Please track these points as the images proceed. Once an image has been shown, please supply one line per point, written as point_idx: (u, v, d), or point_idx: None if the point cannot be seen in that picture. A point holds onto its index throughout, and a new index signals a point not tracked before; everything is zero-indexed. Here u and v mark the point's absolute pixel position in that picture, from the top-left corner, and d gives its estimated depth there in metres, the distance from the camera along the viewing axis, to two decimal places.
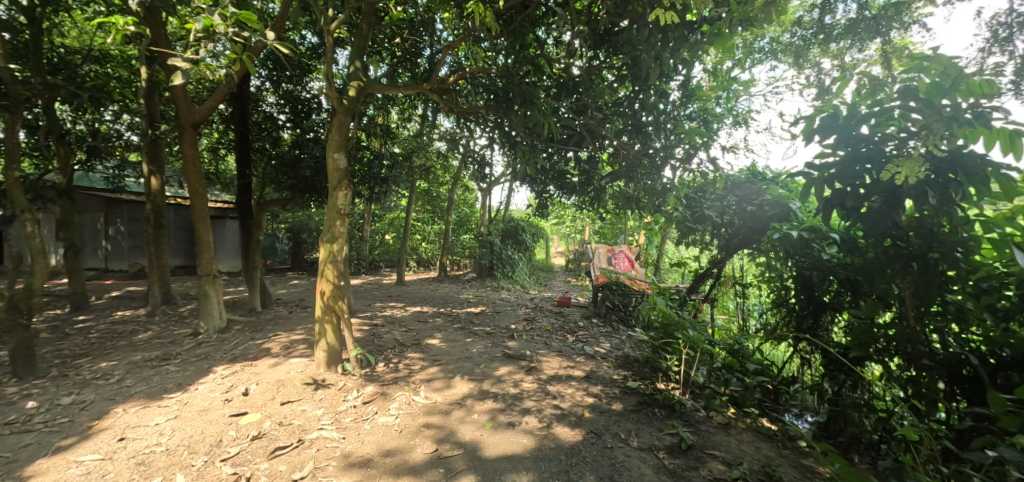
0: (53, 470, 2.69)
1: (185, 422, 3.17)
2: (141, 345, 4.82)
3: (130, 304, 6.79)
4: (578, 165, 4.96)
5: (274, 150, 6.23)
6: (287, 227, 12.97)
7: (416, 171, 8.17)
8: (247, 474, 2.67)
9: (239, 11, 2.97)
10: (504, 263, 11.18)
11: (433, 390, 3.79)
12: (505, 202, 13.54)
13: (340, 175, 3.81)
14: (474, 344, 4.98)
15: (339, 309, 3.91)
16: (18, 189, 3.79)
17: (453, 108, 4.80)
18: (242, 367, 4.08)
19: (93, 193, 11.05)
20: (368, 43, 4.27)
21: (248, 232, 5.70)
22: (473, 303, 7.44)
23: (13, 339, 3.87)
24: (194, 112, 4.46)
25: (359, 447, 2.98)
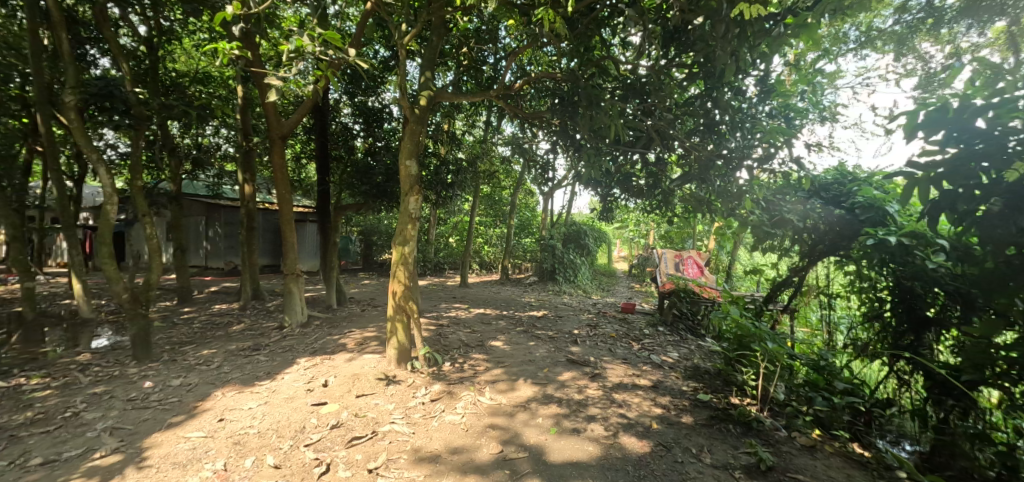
0: (167, 443, 3.03)
1: (273, 408, 3.43)
2: (235, 335, 5.30)
3: (226, 298, 7.54)
4: (645, 168, 4.82)
5: (348, 157, 6.66)
6: (358, 230, 13.78)
7: (480, 176, 8.35)
8: (328, 460, 2.84)
9: (325, 30, 3.14)
10: (566, 268, 11.09)
11: (498, 392, 3.81)
12: (567, 206, 13.50)
13: (411, 181, 3.95)
14: (537, 348, 4.96)
15: (409, 309, 4.04)
16: (140, 196, 4.30)
17: (519, 114, 4.88)
18: (322, 360, 4.35)
19: (195, 199, 12.46)
20: (438, 55, 4.38)
21: (326, 234, 6.10)
22: (535, 307, 7.43)
23: (135, 326, 4.39)
24: (282, 125, 4.80)
25: (427, 443, 3.05)
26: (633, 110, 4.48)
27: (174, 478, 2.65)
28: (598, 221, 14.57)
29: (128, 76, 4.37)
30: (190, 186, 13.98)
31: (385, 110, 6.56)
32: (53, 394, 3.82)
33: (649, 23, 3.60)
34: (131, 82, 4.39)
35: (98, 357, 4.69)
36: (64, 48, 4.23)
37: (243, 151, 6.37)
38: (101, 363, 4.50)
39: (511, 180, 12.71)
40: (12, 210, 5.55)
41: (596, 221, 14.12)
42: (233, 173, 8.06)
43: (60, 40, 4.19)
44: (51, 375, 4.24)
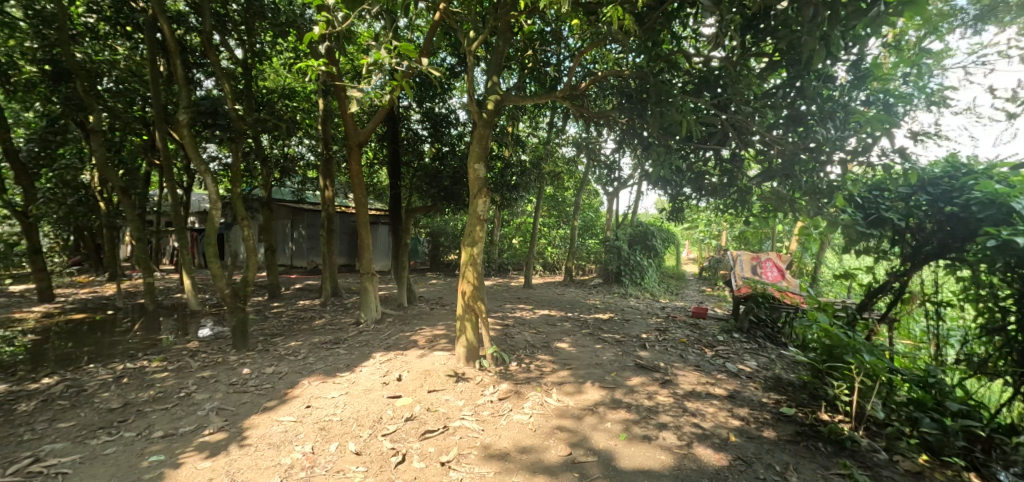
0: (263, 425, 3.33)
1: (353, 398, 3.65)
2: (318, 329, 5.72)
3: (309, 294, 8.17)
4: (719, 165, 4.63)
5: (417, 162, 6.96)
6: (426, 232, 14.39)
7: (545, 177, 8.36)
8: (404, 450, 2.96)
9: (400, 43, 3.32)
10: (632, 269, 10.79)
11: (565, 394, 3.76)
12: (632, 206, 13.13)
13: (480, 183, 4.02)
14: (604, 351, 4.85)
15: (478, 309, 4.09)
16: (239, 202, 4.74)
17: (584, 113, 4.84)
18: (395, 355, 4.56)
19: (282, 204, 13.66)
20: (504, 59, 4.43)
21: (398, 235, 6.41)
22: (601, 309, 7.31)
23: (234, 318, 4.86)
24: (359, 133, 5.10)
25: (496, 440, 3.09)
26: (706, 106, 4.31)
27: (270, 457, 2.91)
28: (665, 221, 14.04)
29: (229, 95, 4.85)
30: (280, 190, 15.30)
31: (451, 115, 6.79)
32: (170, 376, 4.35)
33: (727, 13, 3.41)
34: (231, 101, 4.85)
35: (205, 345, 5.27)
36: (177, 73, 4.74)
37: (324, 159, 6.85)
38: (207, 350, 5.05)
39: (574, 180, 12.60)
40: (138, 216, 6.42)
41: (664, 221, 13.60)
42: (314, 179, 8.73)
43: (176, 66, 4.74)
44: (168, 359, 4.83)
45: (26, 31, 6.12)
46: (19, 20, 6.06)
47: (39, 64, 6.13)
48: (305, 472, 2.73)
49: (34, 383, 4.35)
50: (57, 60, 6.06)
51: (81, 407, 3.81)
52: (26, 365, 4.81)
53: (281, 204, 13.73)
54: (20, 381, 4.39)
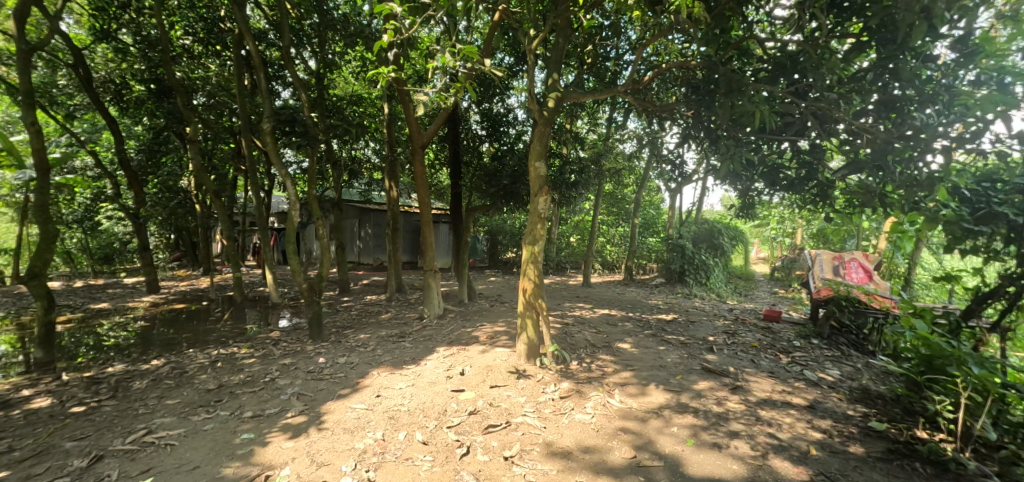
0: (338, 411, 3.55)
1: (419, 390, 3.80)
2: (385, 323, 6.02)
3: (375, 290, 8.62)
4: (796, 157, 4.36)
5: (477, 162, 7.11)
6: (485, 230, 14.70)
7: (604, 174, 8.26)
8: (467, 443, 3.04)
9: (464, 46, 3.37)
10: (697, 269, 10.34)
11: (628, 395, 3.67)
12: (697, 203, 12.56)
13: (541, 181, 4.02)
14: (668, 353, 4.69)
15: (538, 306, 4.10)
16: (315, 203, 5.08)
17: (647, 106, 4.71)
18: (458, 350, 4.69)
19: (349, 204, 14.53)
20: (565, 55, 4.41)
21: (458, 234, 6.58)
22: (664, 309, 7.09)
23: (311, 311, 5.22)
24: (423, 135, 5.26)
25: (559, 439, 3.08)
26: (782, 94, 4.07)
27: (345, 441, 3.10)
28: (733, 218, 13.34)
29: (305, 103, 5.19)
30: (347, 191, 16.24)
31: (509, 115, 6.84)
32: (256, 362, 4.76)
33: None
34: (307, 109, 5.19)
35: (284, 335, 5.72)
36: (260, 84, 5.10)
37: (389, 162, 7.16)
38: (287, 340, 5.48)
39: (633, 177, 12.28)
40: (228, 216, 7.09)
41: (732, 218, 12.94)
42: (380, 180, 9.19)
43: (260, 77, 5.08)
44: (254, 347, 5.29)
45: (136, 55, 6.95)
46: (130, 46, 6.89)
47: (147, 84, 6.94)
48: (377, 458, 2.89)
49: (146, 364, 4.94)
50: (161, 79, 6.83)
51: (184, 386, 4.28)
52: (139, 347, 5.49)
53: (349, 204, 14.55)
54: (135, 361, 5.02)
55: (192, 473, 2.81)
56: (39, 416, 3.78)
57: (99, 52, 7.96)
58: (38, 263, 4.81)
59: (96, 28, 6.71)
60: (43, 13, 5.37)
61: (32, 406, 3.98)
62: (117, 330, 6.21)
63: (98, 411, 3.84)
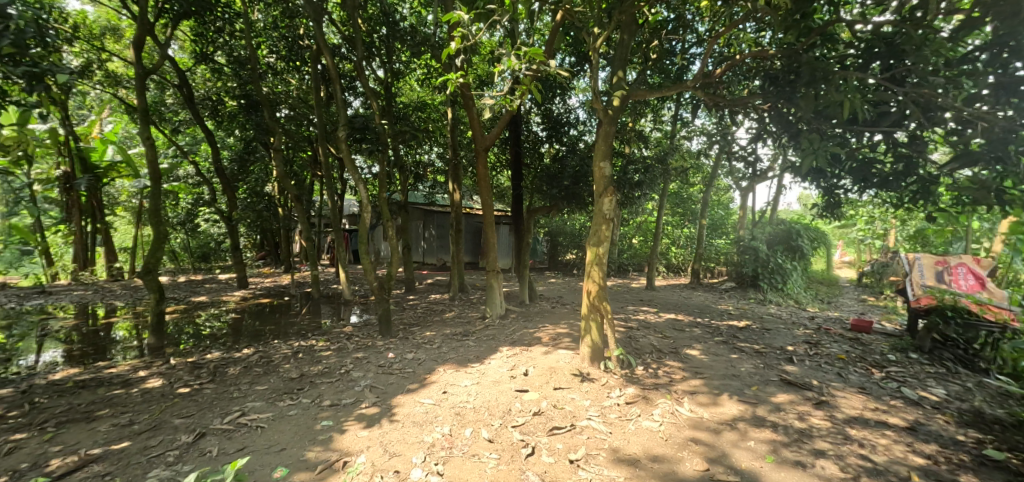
0: (407, 404, 3.72)
1: (483, 388, 3.88)
2: (449, 321, 6.21)
3: (439, 289, 8.96)
4: (892, 151, 3.96)
5: (537, 164, 7.15)
6: (544, 231, 14.79)
7: (670, 173, 7.98)
8: (532, 443, 3.06)
9: (529, 48, 3.39)
10: (773, 273, 9.71)
11: (699, 405, 3.50)
12: (771, 202, 11.76)
13: (606, 182, 3.95)
14: (741, 362, 4.43)
15: (603, 309, 4.03)
16: (385, 205, 5.34)
17: (720, 101, 4.51)
18: (521, 350, 4.73)
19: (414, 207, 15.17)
20: (631, 52, 4.32)
21: (520, 234, 6.65)
22: (736, 315, 6.73)
23: (380, 309, 5.50)
24: (485, 138, 5.36)
25: (626, 445, 3.00)
26: (876, 82, 3.73)
27: (415, 434, 3.23)
28: (813, 218, 12.40)
29: (377, 111, 5.45)
30: (412, 194, 16.94)
31: (569, 115, 6.87)
32: (331, 355, 5.10)
33: None
34: (378, 116, 5.45)
35: (356, 330, 6.09)
36: (336, 93, 5.40)
37: (452, 165, 7.37)
38: (359, 335, 5.83)
39: (699, 175, 11.75)
40: (306, 218, 7.66)
41: (811, 218, 12.03)
42: (442, 183, 9.52)
43: (336, 89, 5.39)
44: (330, 340, 5.68)
45: (228, 74, 7.70)
46: (224, 65, 7.63)
47: (238, 100, 7.67)
48: (445, 452, 2.98)
49: (238, 352, 5.47)
50: (251, 95, 7.51)
51: (270, 374, 4.68)
52: (232, 337, 6.09)
53: (415, 207, 15.14)
54: (229, 349, 5.57)
55: (280, 453, 3.06)
56: (154, 394, 4.31)
57: (199, 74, 8.94)
58: (151, 260, 5.49)
59: (197, 52, 7.53)
60: (156, 42, 6.11)
61: (148, 386, 4.55)
62: (212, 321, 6.92)
63: (200, 393, 4.31)
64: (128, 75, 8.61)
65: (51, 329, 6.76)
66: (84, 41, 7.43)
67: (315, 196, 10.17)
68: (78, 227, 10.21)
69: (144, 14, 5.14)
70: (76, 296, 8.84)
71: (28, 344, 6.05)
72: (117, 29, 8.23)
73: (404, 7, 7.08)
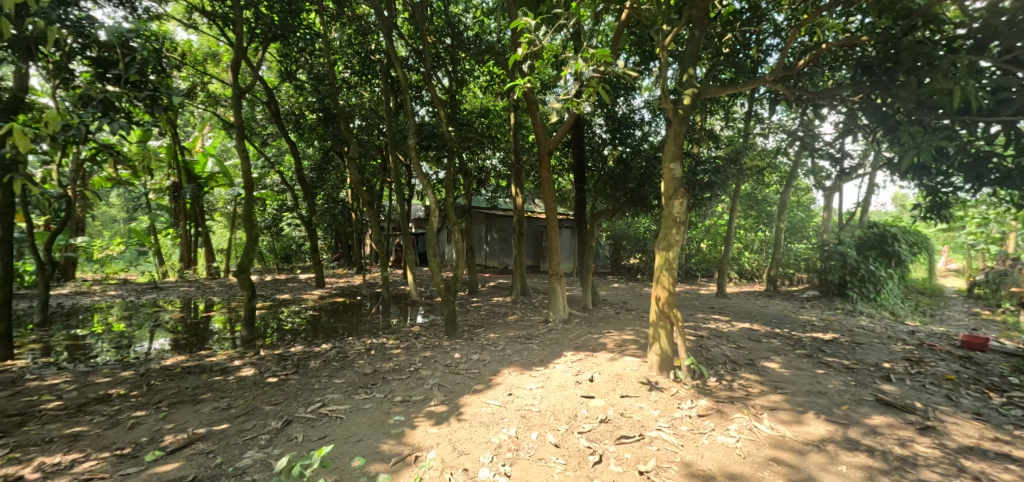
0: (474, 404, 3.83)
1: (549, 392, 3.91)
2: (512, 324, 6.31)
3: (500, 292, 9.12)
4: (1017, 143, 3.46)
5: (601, 166, 7.09)
6: (608, 234, 14.67)
7: (744, 173, 7.56)
8: (600, 451, 3.01)
9: (597, 50, 3.37)
10: (863, 282, 8.88)
11: (780, 422, 3.26)
12: (861, 202, 10.71)
13: (676, 184, 3.84)
14: (828, 378, 4.09)
15: (673, 316, 3.90)
16: (452, 210, 5.53)
17: (803, 94, 4.22)
18: (586, 356, 4.70)
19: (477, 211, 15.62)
20: (702, 48, 4.15)
21: (583, 238, 6.58)
22: (821, 327, 6.22)
23: (446, 309, 5.71)
24: (548, 142, 5.38)
25: (699, 460, 2.85)
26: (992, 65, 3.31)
27: (482, 434, 3.32)
28: (911, 220, 11.17)
29: (443, 119, 5.66)
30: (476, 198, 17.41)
31: (634, 115, 6.73)
32: (401, 353, 5.37)
33: None
34: (445, 124, 5.67)
35: (424, 330, 6.37)
36: (406, 102, 5.65)
37: (515, 169, 7.50)
38: (427, 334, 6.09)
39: (776, 174, 10.99)
40: (377, 222, 8.13)
41: (910, 220, 10.84)
42: (504, 188, 9.69)
43: (406, 99, 5.64)
44: (399, 339, 5.98)
45: (309, 89, 8.37)
46: (305, 82, 8.31)
47: (318, 113, 8.32)
48: (512, 454, 3.03)
49: (318, 346, 5.93)
50: (328, 108, 8.11)
51: (346, 368, 5.02)
52: (313, 332, 6.61)
53: (478, 211, 15.57)
54: (310, 344, 6.04)
55: (357, 444, 3.27)
56: (247, 382, 4.78)
57: (283, 90, 9.83)
58: (245, 260, 6.09)
59: (283, 71, 8.27)
60: (250, 65, 6.80)
61: (242, 374, 5.05)
62: (294, 317, 7.55)
63: (286, 383, 4.71)
64: (225, 94, 9.65)
65: (162, 320, 7.71)
66: (191, 67, 8.44)
67: (384, 201, 10.76)
68: (184, 231, 11.60)
69: (240, 39, 5.71)
70: (181, 292, 10.02)
71: (144, 333, 6.95)
72: (216, 55, 9.25)
73: (468, 17, 7.32)
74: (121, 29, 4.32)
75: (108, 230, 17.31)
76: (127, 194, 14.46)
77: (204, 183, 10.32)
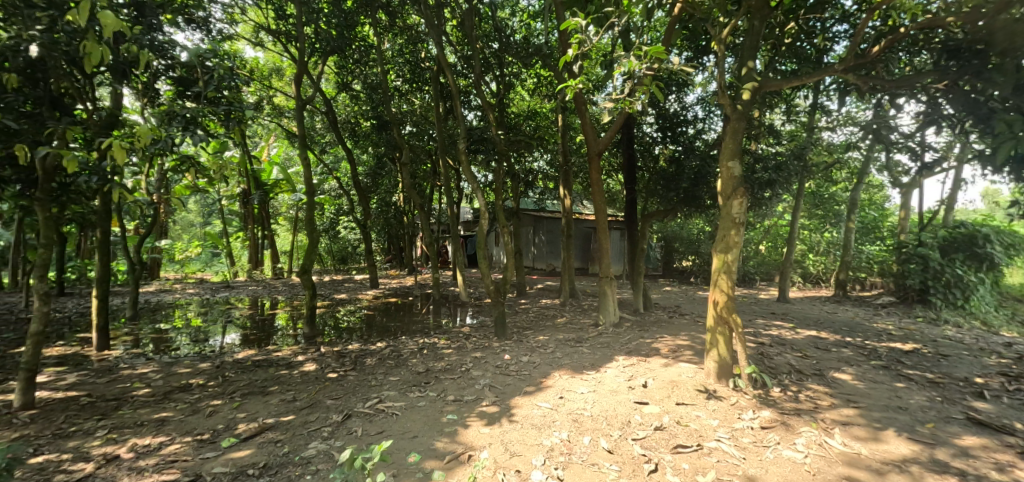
0: (525, 406, 3.86)
1: (601, 396, 3.87)
2: (562, 327, 6.31)
3: (548, 294, 9.12)
4: None
5: (652, 166, 6.94)
6: (659, 236, 14.31)
7: (808, 171, 7.13)
8: (655, 460, 2.94)
9: (650, 47, 3.30)
10: (950, 287, 8.05)
11: (854, 439, 3.04)
12: (944, 200, 9.78)
13: (735, 183, 3.69)
14: (910, 393, 3.77)
15: (732, 322, 3.75)
16: (501, 212, 5.59)
17: (877, 84, 3.92)
18: (639, 361, 4.61)
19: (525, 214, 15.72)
20: (762, 39, 3.95)
21: (634, 240, 6.46)
22: (901, 337, 5.74)
23: (496, 311, 5.80)
24: (598, 142, 5.32)
25: (764, 474, 2.71)
26: None
27: (534, 436, 3.34)
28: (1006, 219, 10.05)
29: (493, 123, 5.76)
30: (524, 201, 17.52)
31: (686, 113, 6.52)
32: (452, 353, 5.51)
33: None
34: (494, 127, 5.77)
35: (474, 331, 6.50)
36: (456, 106, 5.77)
37: (563, 171, 7.50)
38: (477, 335, 6.21)
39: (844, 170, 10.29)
40: (428, 225, 8.39)
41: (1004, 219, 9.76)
42: (551, 190, 9.70)
43: (456, 104, 5.76)
44: (451, 339, 6.14)
45: (363, 98, 8.78)
46: (360, 92, 8.74)
47: (372, 120, 8.69)
48: (564, 457, 3.03)
49: (374, 344, 6.20)
50: (381, 116, 8.46)
51: (400, 367, 5.21)
52: (369, 331, 6.92)
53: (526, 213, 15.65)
54: (367, 342, 6.33)
55: (412, 440, 3.39)
56: (309, 377, 5.09)
57: (340, 100, 10.39)
58: (307, 262, 6.49)
59: (340, 82, 8.75)
60: (311, 78, 7.24)
61: (305, 369, 5.38)
62: (350, 316, 7.92)
63: (345, 379, 4.97)
64: (288, 106, 10.32)
65: (233, 316, 8.37)
66: (258, 82, 9.11)
67: (434, 205, 11.08)
68: (251, 234, 12.52)
69: (302, 54, 6.07)
70: (249, 290, 10.82)
71: (218, 328, 7.57)
72: (280, 69, 9.92)
73: (515, 20, 7.39)
74: (200, 50, 4.74)
75: (187, 233, 19.03)
76: (202, 201, 15.82)
77: (270, 189, 11.10)
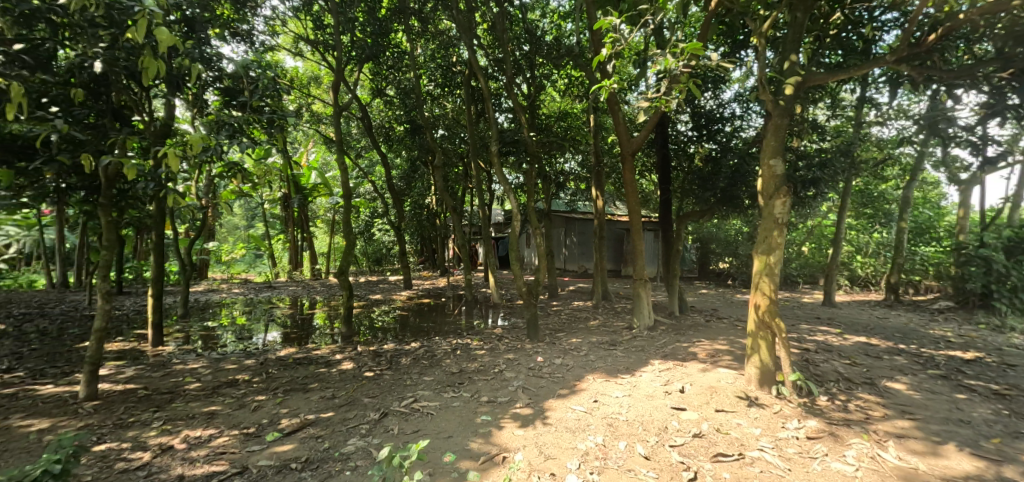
0: (559, 409, 3.86)
1: (636, 401, 3.82)
2: (595, 329, 6.25)
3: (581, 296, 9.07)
4: None
5: (687, 166, 6.79)
6: (694, 237, 13.93)
7: (856, 168, 6.79)
8: (694, 467, 2.88)
9: (687, 43, 3.22)
10: (1016, 291, 7.48)
11: (910, 453, 2.88)
12: (1010, 197, 9.08)
13: (777, 182, 3.57)
14: (973, 405, 3.53)
15: (774, 326, 3.64)
16: (534, 214, 5.60)
17: (934, 74, 3.70)
18: (675, 365, 4.52)
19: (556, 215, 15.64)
20: (806, 32, 3.79)
21: (669, 242, 6.34)
22: (963, 345, 5.36)
23: (529, 313, 5.83)
24: (631, 142, 5.25)
25: None
26: None
27: (569, 440, 3.34)
28: None
29: (524, 125, 5.78)
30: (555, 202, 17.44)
31: (723, 110, 6.34)
32: (485, 354, 5.57)
33: None
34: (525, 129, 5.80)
35: (506, 332, 6.54)
36: (488, 109, 5.84)
37: (594, 172, 7.45)
38: (510, 337, 6.25)
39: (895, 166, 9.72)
40: (460, 227, 8.51)
41: None
42: (583, 191, 9.64)
43: (489, 108, 5.82)
44: (484, 340, 6.21)
45: (397, 103, 8.99)
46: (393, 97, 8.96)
47: (405, 125, 8.88)
48: (600, 462, 3.02)
49: (409, 345, 6.34)
50: (414, 120, 8.63)
51: (435, 367, 5.32)
52: (405, 331, 7.08)
53: (557, 214, 15.58)
54: (402, 342, 6.48)
55: (448, 440, 3.46)
56: (347, 375, 5.27)
57: (374, 106, 10.69)
58: (345, 264, 6.71)
59: (375, 88, 9.01)
60: (348, 86, 7.49)
61: (343, 367, 5.57)
62: (385, 316, 8.13)
63: (381, 378, 5.11)
64: (324, 112, 10.70)
65: (276, 315, 8.75)
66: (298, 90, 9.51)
67: (465, 206, 11.21)
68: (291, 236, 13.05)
69: (340, 62, 6.28)
70: (290, 290, 11.28)
71: (262, 326, 7.94)
72: (318, 77, 10.31)
73: (546, 22, 7.39)
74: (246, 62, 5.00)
75: (232, 236, 20.02)
76: (246, 205, 16.63)
77: (308, 193, 11.54)
